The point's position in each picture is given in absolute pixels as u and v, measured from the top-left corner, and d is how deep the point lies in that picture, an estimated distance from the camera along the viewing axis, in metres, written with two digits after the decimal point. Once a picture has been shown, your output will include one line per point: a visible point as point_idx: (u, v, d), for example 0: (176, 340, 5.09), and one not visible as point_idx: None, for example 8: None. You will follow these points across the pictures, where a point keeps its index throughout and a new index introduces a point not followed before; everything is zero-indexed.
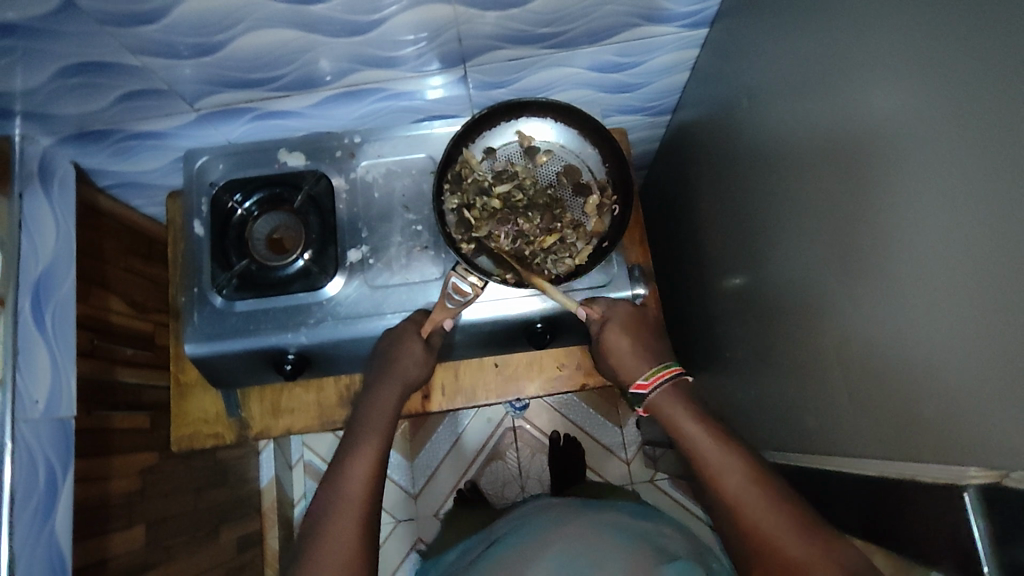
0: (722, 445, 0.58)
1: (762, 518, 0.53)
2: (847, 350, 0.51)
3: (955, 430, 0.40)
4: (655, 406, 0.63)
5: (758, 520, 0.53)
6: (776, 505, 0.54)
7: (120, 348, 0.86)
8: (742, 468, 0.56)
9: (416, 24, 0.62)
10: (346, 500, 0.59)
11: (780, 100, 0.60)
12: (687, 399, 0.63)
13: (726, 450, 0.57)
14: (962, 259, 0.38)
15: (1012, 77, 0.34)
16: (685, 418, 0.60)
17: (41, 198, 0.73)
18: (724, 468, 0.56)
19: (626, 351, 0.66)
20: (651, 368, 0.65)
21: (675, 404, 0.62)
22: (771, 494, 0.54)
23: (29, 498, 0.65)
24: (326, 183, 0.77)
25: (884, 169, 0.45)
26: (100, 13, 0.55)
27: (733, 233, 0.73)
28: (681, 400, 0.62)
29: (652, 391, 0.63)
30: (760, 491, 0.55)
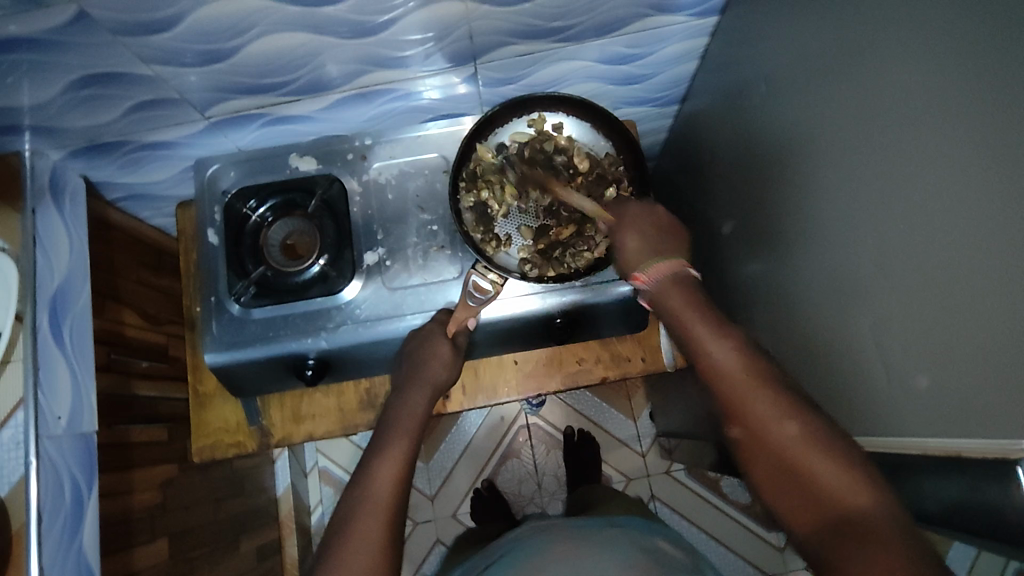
0: (723, 331, 0.54)
1: (758, 405, 0.49)
2: (879, 330, 0.51)
3: (999, 404, 0.39)
4: (655, 294, 0.60)
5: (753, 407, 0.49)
6: (776, 396, 0.49)
7: (136, 361, 0.86)
8: (738, 350, 0.53)
9: (426, 23, 0.62)
10: (374, 499, 0.57)
11: (797, 85, 0.60)
12: (687, 287, 0.59)
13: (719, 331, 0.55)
14: (999, 232, 0.38)
15: None
16: (685, 307, 0.57)
17: (53, 213, 0.72)
18: (717, 349, 0.53)
19: (635, 247, 0.63)
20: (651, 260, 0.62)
21: (672, 291, 0.59)
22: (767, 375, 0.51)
23: (56, 515, 0.64)
24: (340, 187, 0.77)
25: (911, 147, 0.45)
26: (111, 23, 0.55)
27: (750, 219, 0.73)
28: (680, 286, 0.59)
29: (653, 281, 0.60)
30: (760, 379, 0.50)
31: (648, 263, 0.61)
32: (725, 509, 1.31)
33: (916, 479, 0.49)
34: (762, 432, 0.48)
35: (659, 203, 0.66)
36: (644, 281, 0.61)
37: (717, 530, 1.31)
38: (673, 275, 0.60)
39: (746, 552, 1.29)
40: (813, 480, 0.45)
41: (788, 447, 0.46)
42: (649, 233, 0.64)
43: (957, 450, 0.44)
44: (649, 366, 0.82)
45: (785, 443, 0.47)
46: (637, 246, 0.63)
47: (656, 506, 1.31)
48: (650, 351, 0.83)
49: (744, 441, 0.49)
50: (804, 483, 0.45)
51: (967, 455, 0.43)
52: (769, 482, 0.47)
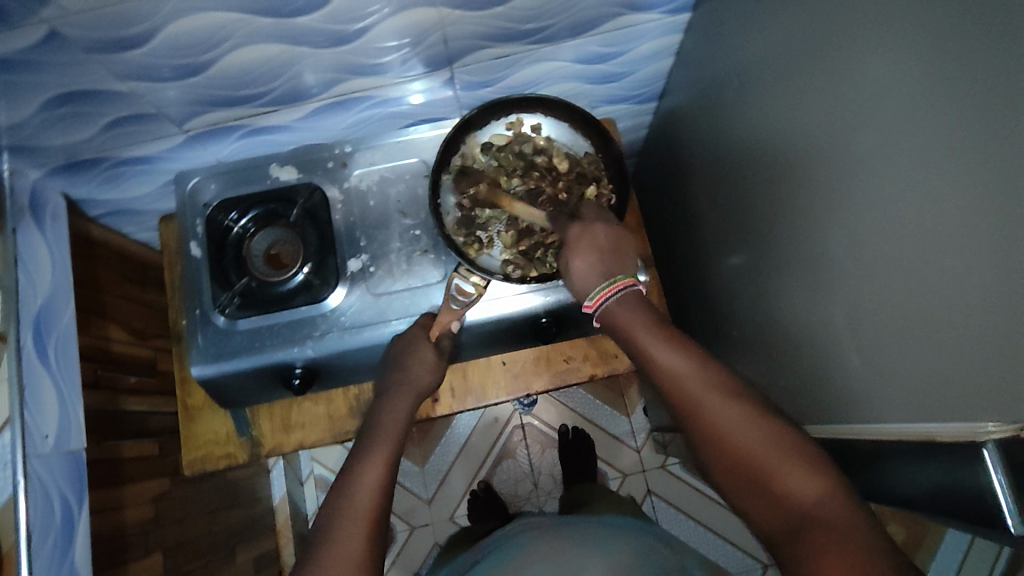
0: (672, 343, 0.54)
1: (719, 412, 0.49)
2: (854, 318, 0.51)
3: (970, 389, 0.40)
4: (607, 314, 0.59)
5: (716, 416, 0.49)
6: (736, 401, 0.50)
7: (124, 376, 0.86)
8: (690, 362, 0.53)
9: (400, 30, 0.62)
10: (355, 510, 0.58)
11: (769, 79, 0.60)
12: (643, 303, 0.59)
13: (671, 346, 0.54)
14: (965, 219, 0.39)
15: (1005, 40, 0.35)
16: (636, 324, 0.57)
17: (34, 232, 0.72)
18: (674, 366, 0.53)
19: (582, 271, 0.62)
20: (598, 285, 0.61)
21: (624, 312, 0.58)
22: (724, 386, 0.51)
23: (46, 534, 0.64)
24: (321, 196, 0.77)
25: (882, 137, 0.45)
26: (84, 41, 0.55)
27: (730, 212, 0.74)
28: (637, 305, 0.59)
29: (599, 302, 0.60)
30: (717, 385, 0.51)
31: (597, 288, 0.61)
32: (720, 501, 1.32)
33: (893, 461, 0.50)
34: (727, 438, 0.49)
35: (597, 221, 0.65)
36: (593, 305, 0.60)
37: (713, 522, 1.31)
38: (620, 297, 0.59)
39: (743, 542, 1.30)
40: (789, 496, 0.45)
41: (754, 450, 0.47)
42: (599, 258, 0.62)
43: (932, 434, 0.44)
44: (636, 361, 0.83)
45: (754, 450, 0.47)
46: (588, 270, 0.62)
47: (652, 501, 1.32)
48: None
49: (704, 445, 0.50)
50: (767, 484, 0.46)
51: (942, 439, 0.44)
52: (767, 514, 0.46)
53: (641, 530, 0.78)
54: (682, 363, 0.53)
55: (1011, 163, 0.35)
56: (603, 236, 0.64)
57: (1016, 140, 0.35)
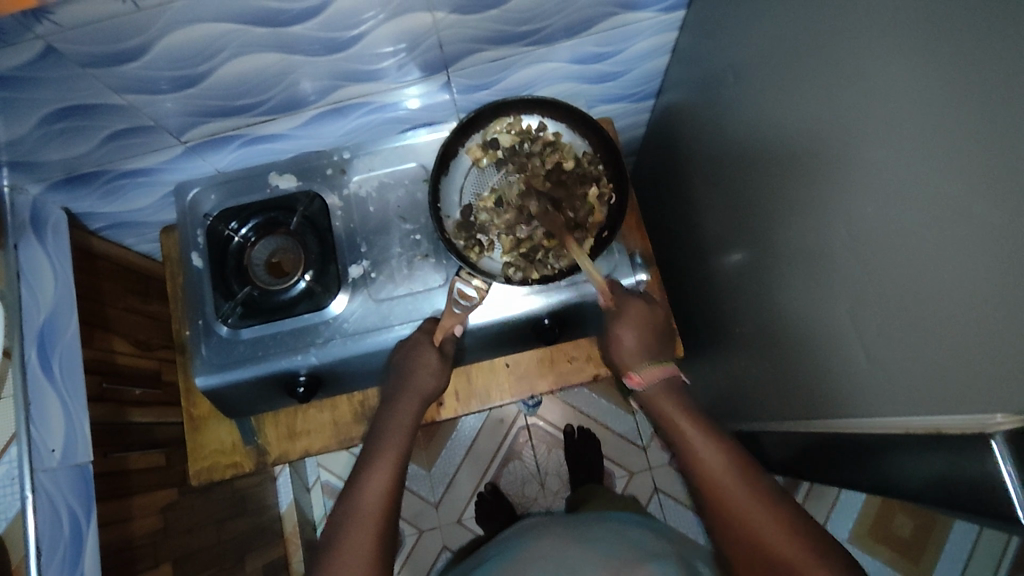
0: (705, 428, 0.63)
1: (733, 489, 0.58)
2: (857, 313, 0.51)
3: (974, 380, 0.40)
4: (647, 393, 0.67)
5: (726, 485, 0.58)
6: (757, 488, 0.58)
7: (129, 389, 0.86)
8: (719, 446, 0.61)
9: (395, 36, 0.63)
10: (363, 514, 0.59)
11: (765, 74, 0.60)
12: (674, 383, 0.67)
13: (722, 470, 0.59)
14: (966, 210, 0.39)
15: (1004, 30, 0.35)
16: (666, 397, 0.66)
17: (36, 247, 0.72)
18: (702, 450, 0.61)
19: (630, 346, 0.69)
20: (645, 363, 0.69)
21: (664, 397, 0.66)
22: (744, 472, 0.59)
23: (55, 548, 0.64)
24: (321, 203, 0.77)
25: (882, 130, 0.45)
26: (80, 55, 0.55)
27: (730, 208, 0.74)
28: (671, 390, 0.67)
29: (647, 380, 0.67)
30: (739, 478, 0.59)
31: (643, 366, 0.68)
32: None
33: (898, 454, 0.50)
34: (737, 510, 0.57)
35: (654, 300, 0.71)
36: (638, 382, 0.67)
37: None
38: (666, 378, 0.68)
39: None
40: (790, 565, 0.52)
41: (762, 528, 0.55)
42: (648, 335, 0.70)
43: (942, 426, 0.44)
44: None
45: (763, 530, 0.55)
46: (633, 345, 0.69)
47: (659, 498, 1.32)
48: None
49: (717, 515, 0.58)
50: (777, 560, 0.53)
51: (948, 430, 0.44)
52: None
53: (649, 528, 0.78)
54: (707, 449, 0.61)
55: (1014, 151, 0.35)
56: (653, 318, 0.70)
57: (1019, 129, 0.34)
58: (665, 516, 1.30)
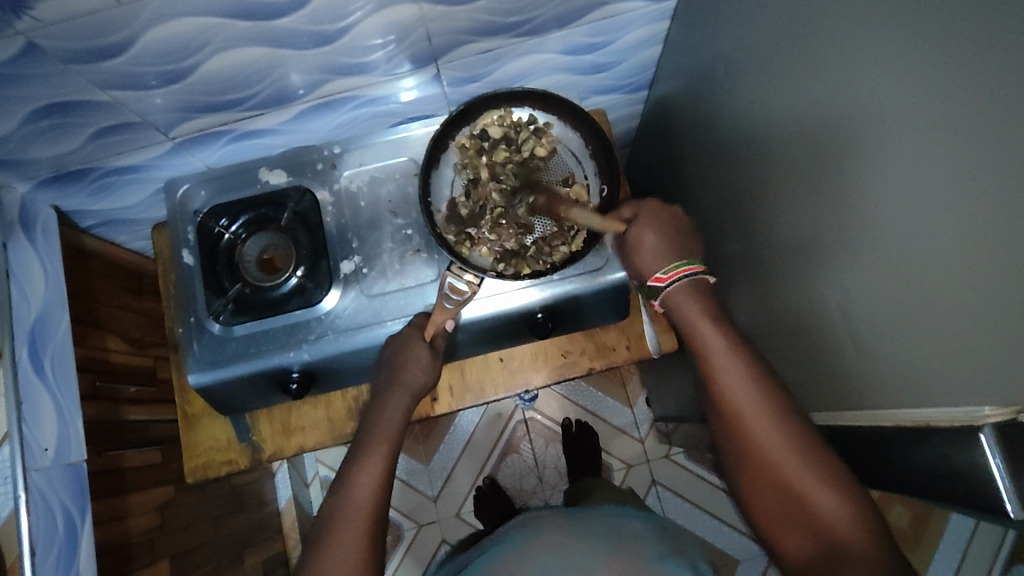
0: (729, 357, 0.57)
1: (768, 438, 0.53)
2: (848, 302, 0.51)
3: (960, 372, 0.40)
4: (673, 305, 0.61)
5: (757, 429, 0.54)
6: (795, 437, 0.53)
7: (124, 387, 0.86)
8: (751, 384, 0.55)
9: (382, 28, 0.62)
10: (355, 509, 0.59)
11: (757, 63, 0.59)
12: (699, 292, 0.61)
13: (766, 412, 0.54)
14: (957, 201, 0.38)
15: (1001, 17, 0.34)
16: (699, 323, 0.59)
17: (25, 245, 0.72)
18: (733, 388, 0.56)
19: (650, 245, 0.63)
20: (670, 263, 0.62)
21: (693, 305, 0.60)
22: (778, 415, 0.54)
23: (49, 546, 0.64)
24: (311, 199, 0.76)
25: (875, 118, 0.44)
26: (63, 51, 0.54)
27: (723, 199, 0.73)
28: (697, 295, 0.60)
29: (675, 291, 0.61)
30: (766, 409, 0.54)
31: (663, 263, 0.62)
32: (725, 489, 1.32)
33: (890, 448, 0.50)
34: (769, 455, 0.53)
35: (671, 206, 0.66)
36: (660, 279, 0.62)
37: (719, 510, 1.31)
38: (688, 282, 0.61)
39: (751, 530, 1.29)
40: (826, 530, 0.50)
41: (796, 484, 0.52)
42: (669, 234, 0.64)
43: (932, 419, 0.44)
44: (635, 354, 0.83)
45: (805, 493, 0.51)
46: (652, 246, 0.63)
47: (657, 491, 1.32)
48: (635, 339, 0.83)
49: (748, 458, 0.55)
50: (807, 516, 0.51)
51: (937, 423, 0.43)
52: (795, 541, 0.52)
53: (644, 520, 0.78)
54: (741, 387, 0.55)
55: (1009, 139, 0.34)
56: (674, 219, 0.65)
57: (1013, 120, 0.34)
58: (663, 509, 1.30)
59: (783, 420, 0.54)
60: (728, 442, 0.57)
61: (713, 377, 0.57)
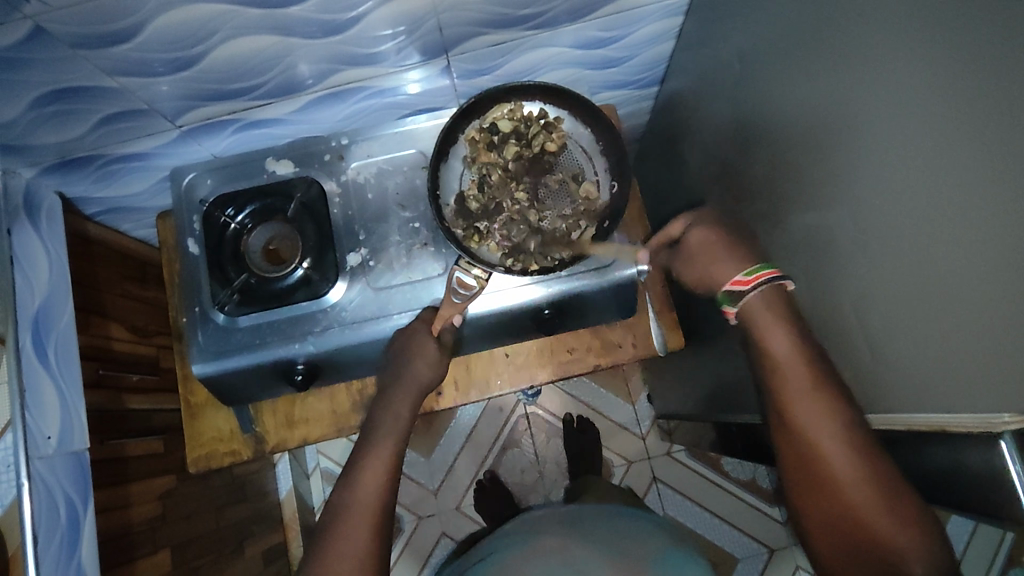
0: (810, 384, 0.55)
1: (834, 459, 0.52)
2: (862, 306, 0.50)
3: (978, 378, 0.40)
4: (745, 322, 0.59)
5: (832, 453, 0.52)
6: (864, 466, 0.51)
7: (127, 375, 0.85)
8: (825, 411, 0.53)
9: (394, 18, 0.61)
10: (362, 504, 0.59)
11: (772, 62, 0.59)
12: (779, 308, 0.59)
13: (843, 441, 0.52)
14: (974, 206, 0.38)
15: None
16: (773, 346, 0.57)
17: (30, 232, 0.71)
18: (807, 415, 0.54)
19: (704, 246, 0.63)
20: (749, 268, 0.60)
21: (772, 332, 0.57)
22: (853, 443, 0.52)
23: (52, 535, 0.64)
24: (318, 189, 0.76)
25: (891, 121, 0.44)
26: (71, 36, 0.54)
27: (734, 198, 0.73)
28: (778, 310, 0.58)
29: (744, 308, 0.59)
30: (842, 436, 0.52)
31: (750, 269, 0.60)
32: (725, 486, 1.32)
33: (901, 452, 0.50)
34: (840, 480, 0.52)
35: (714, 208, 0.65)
36: (744, 283, 0.59)
37: (718, 508, 1.31)
38: (768, 289, 0.59)
39: (750, 527, 1.30)
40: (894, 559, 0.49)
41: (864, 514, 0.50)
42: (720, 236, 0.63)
43: (946, 423, 0.44)
44: (641, 351, 0.82)
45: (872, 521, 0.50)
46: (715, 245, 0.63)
47: (658, 487, 1.32)
48: (641, 337, 0.83)
49: (818, 486, 0.54)
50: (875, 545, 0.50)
51: (952, 429, 0.43)
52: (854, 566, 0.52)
53: (647, 518, 0.78)
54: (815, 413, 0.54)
55: None
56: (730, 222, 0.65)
57: None
58: (663, 506, 1.30)
59: (855, 447, 0.52)
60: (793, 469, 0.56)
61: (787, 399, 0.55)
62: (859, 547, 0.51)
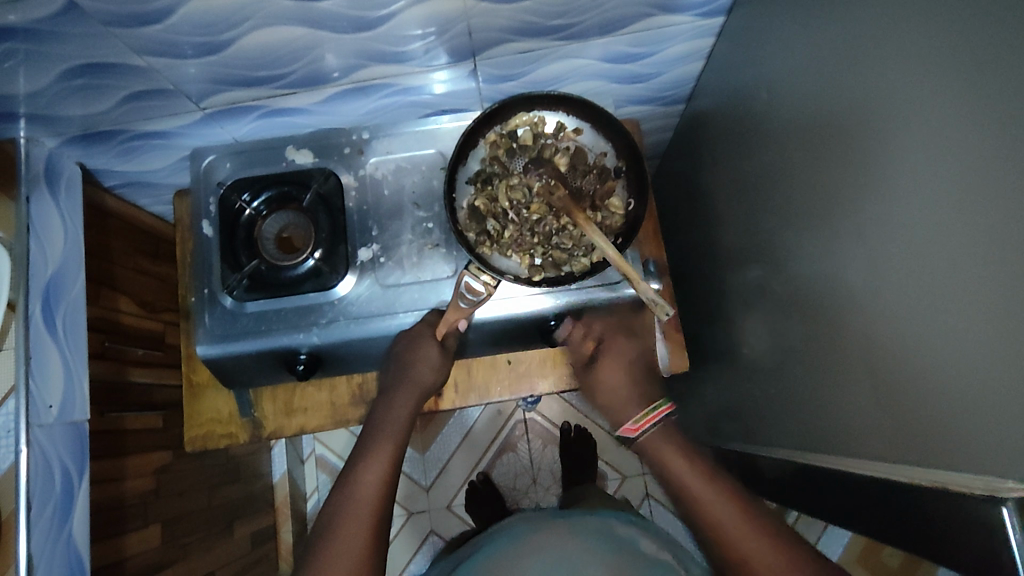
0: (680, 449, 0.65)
1: (701, 488, 0.61)
2: (873, 355, 0.50)
3: (983, 440, 0.39)
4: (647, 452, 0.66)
5: (695, 487, 0.61)
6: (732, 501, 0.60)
7: (132, 349, 0.86)
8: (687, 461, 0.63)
9: (424, 19, 0.61)
10: (360, 501, 0.60)
11: (798, 94, 0.58)
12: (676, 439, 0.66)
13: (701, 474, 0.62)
14: (987, 268, 0.37)
15: None
16: (656, 439, 0.66)
17: (48, 201, 0.72)
18: (682, 474, 0.63)
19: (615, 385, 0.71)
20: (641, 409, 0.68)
21: (664, 444, 0.66)
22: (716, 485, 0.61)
23: (45, 503, 0.65)
24: (335, 182, 0.75)
25: (909, 172, 0.43)
26: (102, 14, 0.54)
27: (750, 225, 0.72)
28: (668, 445, 0.65)
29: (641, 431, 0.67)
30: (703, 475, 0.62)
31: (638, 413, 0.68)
32: None
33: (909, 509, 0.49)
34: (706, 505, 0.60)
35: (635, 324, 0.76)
36: (632, 430, 0.67)
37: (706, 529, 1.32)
38: (659, 426, 0.67)
39: None
40: None
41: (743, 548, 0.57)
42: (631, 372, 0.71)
43: (946, 481, 0.44)
44: None
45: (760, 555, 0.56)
46: (619, 385, 0.71)
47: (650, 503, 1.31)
48: None
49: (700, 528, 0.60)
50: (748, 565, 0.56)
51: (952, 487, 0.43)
52: None
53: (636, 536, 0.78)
54: (688, 471, 0.63)
55: None
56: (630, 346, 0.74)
57: None
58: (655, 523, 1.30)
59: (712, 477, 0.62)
60: (703, 541, 0.61)
61: (664, 456, 0.65)
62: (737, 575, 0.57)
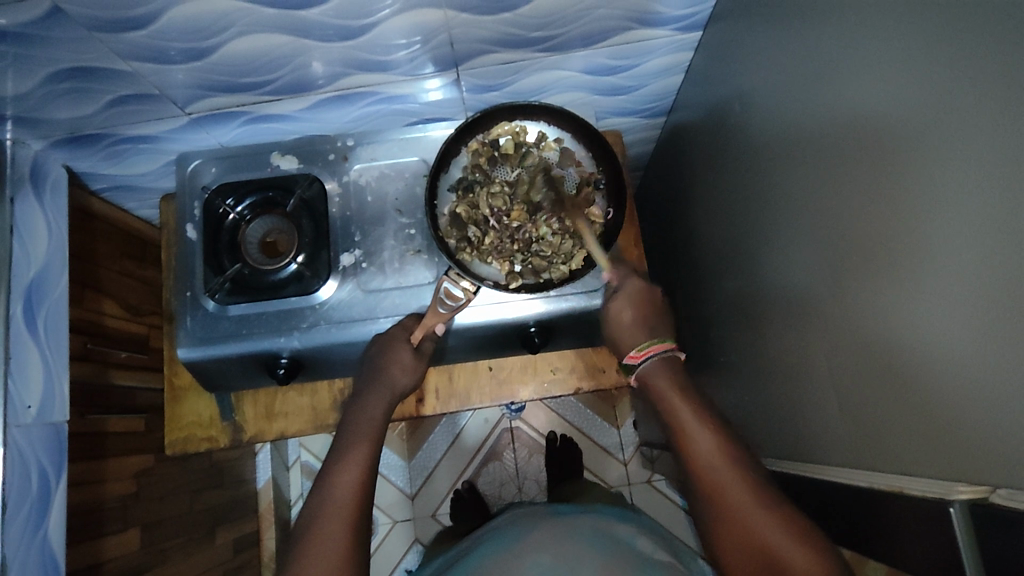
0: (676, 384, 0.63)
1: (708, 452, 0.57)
2: (840, 364, 0.51)
3: (947, 447, 0.40)
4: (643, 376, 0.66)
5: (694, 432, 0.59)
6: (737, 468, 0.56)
7: (115, 351, 0.86)
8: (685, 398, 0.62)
9: (407, 29, 0.62)
10: (337, 504, 0.59)
11: (771, 107, 0.59)
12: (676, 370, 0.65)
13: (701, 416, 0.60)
14: (947, 279, 0.39)
15: (996, 101, 0.34)
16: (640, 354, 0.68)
17: (34, 203, 0.72)
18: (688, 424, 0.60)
19: (629, 320, 0.69)
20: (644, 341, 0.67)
21: (661, 374, 0.64)
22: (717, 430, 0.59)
23: (20, 504, 0.65)
24: (319, 187, 0.77)
25: (877, 184, 0.44)
26: (88, 19, 0.55)
27: (728, 236, 0.73)
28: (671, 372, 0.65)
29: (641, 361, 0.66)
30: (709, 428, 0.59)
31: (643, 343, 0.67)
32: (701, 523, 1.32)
33: (871, 510, 0.50)
34: (709, 459, 0.57)
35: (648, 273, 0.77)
36: (636, 357, 0.66)
37: (691, 539, 1.32)
38: (663, 357, 0.66)
39: None
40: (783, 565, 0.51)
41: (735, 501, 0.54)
42: (647, 314, 0.69)
43: (905, 485, 0.45)
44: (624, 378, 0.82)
45: (756, 526, 0.52)
46: (630, 321, 0.69)
47: None
48: None
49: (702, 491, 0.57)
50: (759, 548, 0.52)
51: (912, 491, 0.44)
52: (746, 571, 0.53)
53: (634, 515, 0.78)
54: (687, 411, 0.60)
55: (995, 224, 0.35)
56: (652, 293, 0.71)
57: (999, 207, 0.34)
58: None
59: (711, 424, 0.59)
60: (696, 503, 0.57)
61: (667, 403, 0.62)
62: (735, 548, 0.53)
